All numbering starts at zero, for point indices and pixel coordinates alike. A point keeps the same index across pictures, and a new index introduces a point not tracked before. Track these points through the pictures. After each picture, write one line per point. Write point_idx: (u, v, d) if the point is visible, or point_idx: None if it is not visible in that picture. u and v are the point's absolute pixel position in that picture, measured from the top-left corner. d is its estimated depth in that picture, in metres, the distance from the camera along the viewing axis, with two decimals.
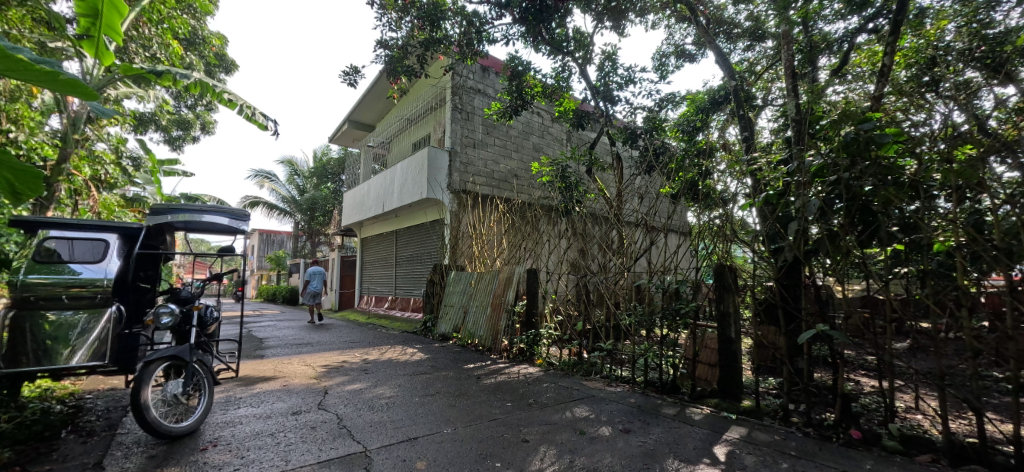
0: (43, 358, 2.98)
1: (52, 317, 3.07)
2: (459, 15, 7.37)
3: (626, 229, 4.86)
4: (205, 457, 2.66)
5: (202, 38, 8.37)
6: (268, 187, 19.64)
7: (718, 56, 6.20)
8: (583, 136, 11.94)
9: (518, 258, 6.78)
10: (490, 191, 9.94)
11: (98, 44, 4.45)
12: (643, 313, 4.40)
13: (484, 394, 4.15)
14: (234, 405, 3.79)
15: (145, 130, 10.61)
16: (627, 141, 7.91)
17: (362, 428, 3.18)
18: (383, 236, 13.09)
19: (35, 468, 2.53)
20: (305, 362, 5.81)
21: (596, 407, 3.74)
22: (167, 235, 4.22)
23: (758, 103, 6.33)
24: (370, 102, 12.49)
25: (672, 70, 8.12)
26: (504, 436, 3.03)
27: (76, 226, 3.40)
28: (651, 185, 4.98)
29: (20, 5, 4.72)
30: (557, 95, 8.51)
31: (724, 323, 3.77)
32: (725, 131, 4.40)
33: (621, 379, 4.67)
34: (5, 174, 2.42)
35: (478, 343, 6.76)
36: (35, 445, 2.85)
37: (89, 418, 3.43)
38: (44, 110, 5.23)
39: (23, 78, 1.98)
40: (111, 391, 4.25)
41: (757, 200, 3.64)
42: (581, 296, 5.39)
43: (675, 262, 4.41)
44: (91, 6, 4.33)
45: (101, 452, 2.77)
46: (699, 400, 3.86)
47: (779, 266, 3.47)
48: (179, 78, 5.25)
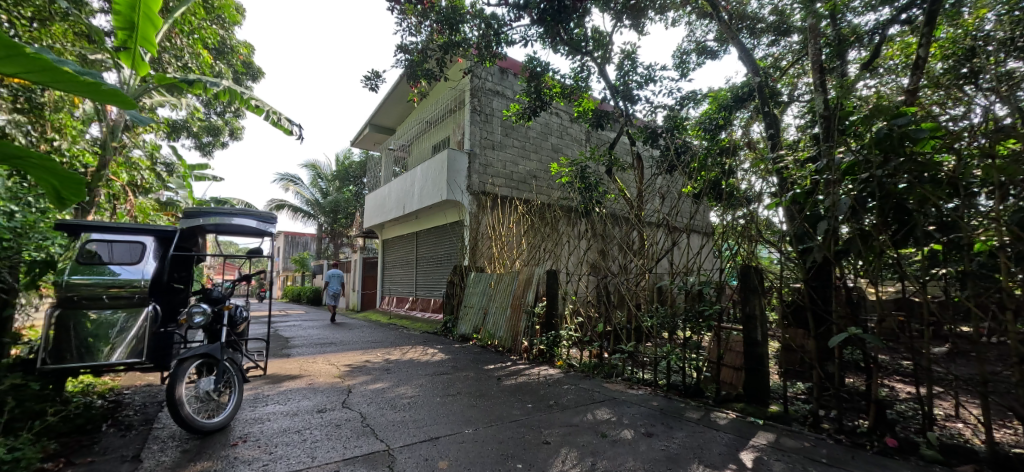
0: (85, 355, 3.12)
1: (93, 316, 3.21)
2: (478, 18, 7.42)
3: (647, 229, 4.79)
4: (236, 452, 2.75)
5: (230, 47, 8.67)
6: (293, 190, 20.15)
7: (741, 52, 6.06)
8: (602, 136, 11.84)
9: (537, 259, 6.78)
10: (510, 193, 9.96)
11: (134, 56, 4.67)
12: (666, 315, 4.33)
13: (505, 395, 4.16)
14: (263, 403, 3.90)
15: (178, 137, 11.04)
16: (647, 140, 7.82)
17: (385, 427, 3.23)
18: (404, 238, 13.26)
19: (79, 460, 2.66)
20: (329, 361, 5.94)
21: (617, 409, 3.71)
22: (199, 238, 4.38)
23: (783, 99, 6.17)
24: (391, 105, 12.69)
25: (694, 67, 7.99)
26: (526, 437, 3.02)
27: (115, 229, 3.56)
28: (673, 185, 4.90)
29: (62, 20, 4.98)
30: (576, 95, 8.44)
31: (750, 325, 3.68)
32: (749, 130, 4.31)
33: (643, 381, 4.61)
34: (53, 181, 2.51)
35: (498, 343, 6.77)
36: (78, 438, 2.99)
37: (128, 413, 3.58)
38: (86, 119, 5.52)
39: (66, 89, 2.02)
40: (147, 387, 4.44)
41: (784, 199, 3.53)
42: (602, 298, 5.35)
43: (698, 263, 4.32)
44: (128, 19, 4.54)
45: (139, 446, 2.89)
46: (724, 404, 3.78)
47: (808, 267, 3.38)
48: (210, 86, 5.46)
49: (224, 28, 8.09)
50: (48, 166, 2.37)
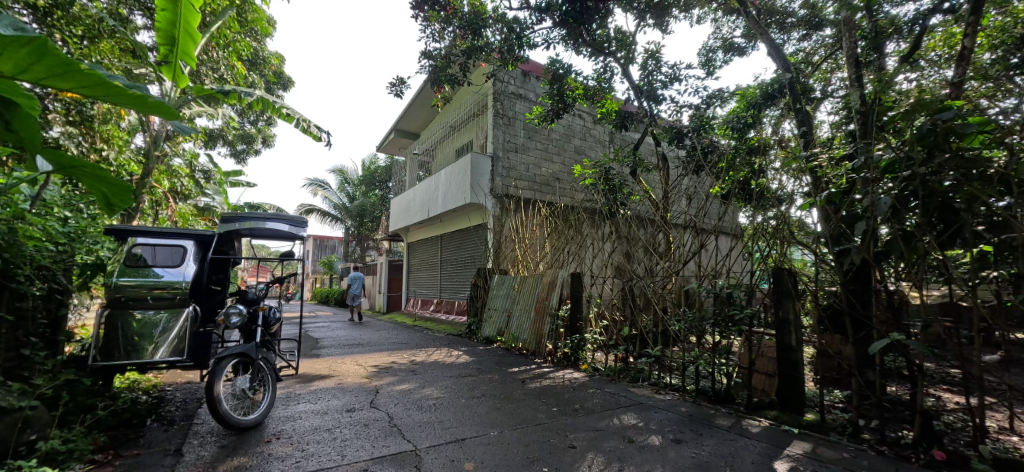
0: (132, 353, 3.29)
1: (138, 316, 3.38)
2: (500, 22, 7.47)
3: (674, 232, 4.71)
4: (270, 449, 2.84)
5: (263, 58, 9.01)
6: (321, 195, 20.73)
7: (771, 47, 5.89)
8: (626, 137, 11.71)
9: (561, 262, 6.75)
10: (533, 195, 9.97)
11: (175, 69, 4.91)
12: (693, 319, 4.23)
13: (529, 398, 4.16)
14: (295, 401, 4.02)
15: (215, 146, 11.54)
16: (672, 141, 7.68)
17: (412, 428, 3.27)
18: (428, 241, 13.43)
19: (126, 452, 2.80)
20: (357, 362, 6.06)
21: (644, 414, 3.64)
22: (234, 242, 4.56)
23: (816, 96, 5.96)
24: (415, 111, 12.90)
25: (720, 65, 7.81)
26: (551, 441, 3.01)
27: (157, 234, 3.74)
28: (700, 186, 4.80)
29: (111, 37, 5.33)
30: (599, 96, 8.37)
31: (783, 330, 3.55)
32: (780, 127, 4.19)
33: (671, 387, 4.51)
34: (102, 188, 2.66)
35: (522, 346, 6.76)
36: (125, 432, 3.16)
37: (170, 409, 3.75)
38: (132, 130, 5.84)
39: (117, 102, 2.13)
40: (187, 385, 4.64)
41: (819, 200, 3.41)
42: (627, 301, 5.28)
43: (727, 266, 4.21)
44: (169, 35, 4.78)
45: (180, 440, 3.02)
46: (756, 412, 3.66)
47: (845, 270, 3.25)
48: (244, 96, 5.68)
49: (257, 41, 8.41)
50: (99, 174, 2.51)
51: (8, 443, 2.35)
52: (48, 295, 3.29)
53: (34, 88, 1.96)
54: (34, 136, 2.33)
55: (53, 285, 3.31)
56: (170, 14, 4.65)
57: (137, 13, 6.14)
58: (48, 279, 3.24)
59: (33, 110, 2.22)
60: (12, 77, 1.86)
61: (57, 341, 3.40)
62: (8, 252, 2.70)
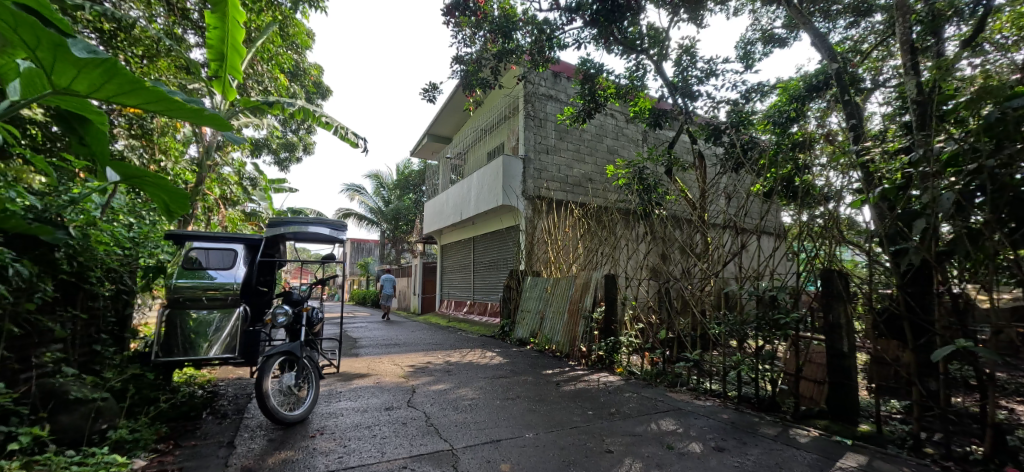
0: (189, 350, 3.50)
1: (194, 315, 3.60)
2: (531, 24, 7.46)
3: (712, 232, 4.56)
4: (314, 443, 2.95)
5: (303, 69, 9.43)
6: (358, 199, 21.41)
7: (815, 37, 5.61)
8: (660, 135, 11.45)
9: (595, 263, 6.68)
10: (564, 196, 9.92)
11: (224, 83, 5.21)
12: (734, 322, 4.07)
13: (564, 401, 4.13)
14: (337, 399, 4.16)
15: (260, 154, 12.18)
16: (709, 138, 7.43)
17: (448, 428, 3.32)
18: (461, 244, 13.62)
19: (185, 443, 2.99)
20: (394, 362, 6.21)
21: (684, 421, 3.53)
22: (280, 246, 4.78)
23: (866, 86, 5.61)
24: (447, 115, 13.11)
25: (760, 58, 7.50)
26: (587, 445, 2.97)
27: (211, 238, 3.97)
28: (740, 184, 4.63)
29: (167, 56, 5.72)
30: (632, 94, 8.22)
31: (833, 335, 3.36)
32: (827, 121, 3.98)
33: (712, 393, 4.36)
34: (162, 196, 2.84)
35: (556, 349, 6.73)
36: (184, 424, 3.37)
37: (223, 403, 3.98)
38: (187, 141, 6.24)
39: (176, 115, 2.20)
40: (238, 381, 4.90)
41: (871, 196, 3.23)
42: (664, 303, 5.16)
43: (770, 267, 4.02)
44: (219, 51, 5.08)
45: (232, 433, 3.19)
46: (804, 421, 3.47)
47: (903, 271, 3.05)
48: (287, 106, 5.96)
49: (298, 53, 8.80)
50: (161, 183, 2.68)
51: (83, 432, 2.56)
52: (116, 295, 3.56)
53: (102, 104, 2.07)
54: (104, 150, 2.52)
55: (120, 286, 3.55)
56: (220, 31, 4.92)
57: (190, 32, 6.57)
58: (115, 281, 3.47)
59: (103, 125, 2.40)
60: (85, 96, 1.99)
61: (124, 338, 3.68)
62: (82, 256, 2.87)
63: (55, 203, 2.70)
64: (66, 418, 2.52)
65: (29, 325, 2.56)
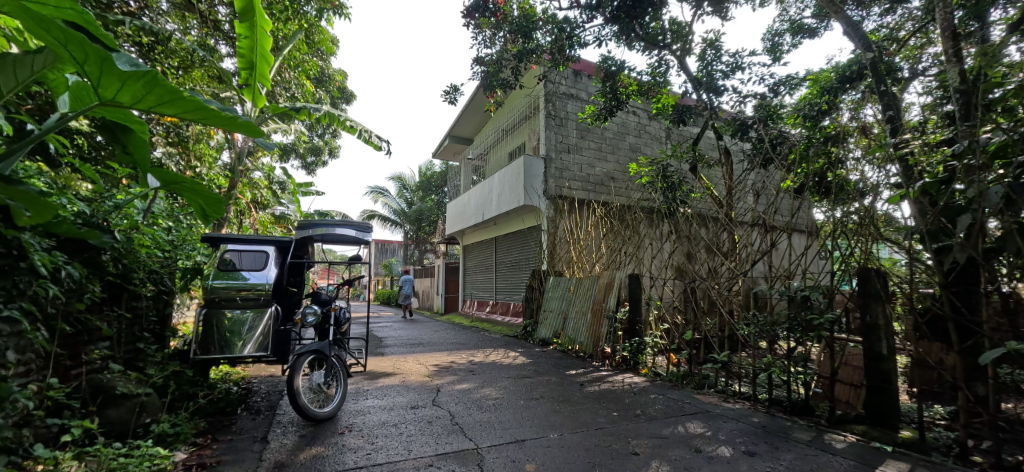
0: (224, 348, 3.63)
1: (229, 315, 3.74)
2: (550, 23, 7.43)
3: (740, 230, 4.44)
4: (344, 440, 3.03)
5: (328, 75, 9.67)
6: (382, 201, 21.80)
7: (848, 26, 5.40)
8: (684, 132, 11.23)
9: (619, 263, 6.60)
10: (586, 196, 9.85)
11: (254, 90, 5.38)
12: (764, 323, 3.95)
13: (588, 402, 4.10)
14: (364, 397, 4.25)
15: (288, 159, 12.56)
16: (736, 133, 7.23)
17: (472, 427, 3.35)
18: (483, 244, 13.69)
19: (221, 437, 3.11)
20: (418, 361, 6.29)
21: (712, 423, 3.46)
22: (309, 248, 4.92)
23: (903, 75, 5.36)
24: (469, 116, 13.19)
25: (788, 49, 7.26)
26: (613, 446, 2.95)
27: (244, 241, 4.11)
28: (769, 180, 4.49)
29: (201, 66, 5.96)
30: (654, 91, 8.08)
31: (871, 336, 3.22)
32: (861, 112, 3.82)
33: (741, 396, 4.24)
34: (198, 200, 2.91)
35: (579, 349, 6.68)
36: (221, 419, 3.50)
37: (256, 400, 4.11)
38: (220, 148, 6.49)
39: (213, 123, 2.23)
40: (270, 378, 5.06)
41: (911, 191, 3.08)
42: (690, 303, 5.06)
43: (802, 265, 3.89)
44: (249, 60, 5.25)
45: (265, 429, 3.30)
46: (840, 426, 3.34)
47: (946, 269, 2.90)
48: (313, 111, 6.12)
49: (323, 60, 9.04)
50: (197, 188, 2.77)
51: (129, 425, 2.70)
52: (157, 296, 3.73)
53: (143, 115, 2.14)
54: (145, 157, 2.64)
55: (161, 287, 3.72)
56: (250, 41, 5.10)
57: (222, 42, 6.82)
58: (157, 282, 3.64)
59: (144, 135, 2.51)
60: (128, 107, 2.07)
61: (164, 337, 3.85)
62: (126, 258, 3.02)
63: (101, 208, 2.84)
64: (114, 412, 2.67)
65: (80, 324, 2.71)
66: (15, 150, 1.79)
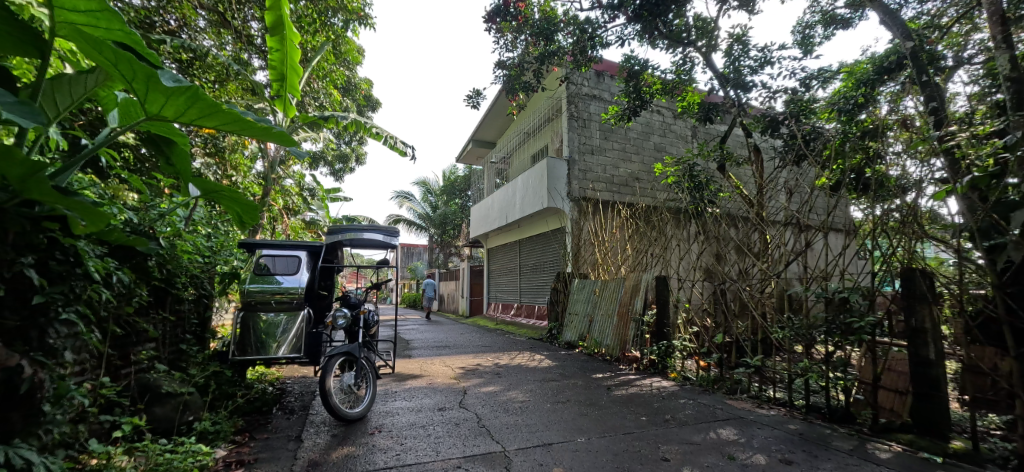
0: (261, 349, 3.77)
1: (264, 317, 3.89)
2: (572, 25, 7.38)
3: (771, 229, 4.30)
4: (374, 440, 3.09)
5: (355, 84, 9.93)
6: (407, 206, 22.17)
7: (885, 14, 5.25)
8: (710, 130, 10.98)
9: (645, 265, 6.50)
10: (611, 197, 9.74)
11: (285, 101, 5.58)
12: (800, 326, 3.78)
13: (615, 406, 4.04)
14: (393, 398, 4.33)
15: (318, 166, 12.96)
16: (766, 130, 7.01)
17: (499, 429, 3.36)
18: (507, 247, 13.73)
19: (258, 436, 3.23)
20: (445, 363, 6.36)
21: (746, 430, 3.35)
22: (338, 252, 5.05)
23: (947, 64, 5.08)
24: (491, 120, 13.27)
25: (820, 41, 7.00)
26: (642, 452, 2.89)
27: (278, 245, 4.26)
28: (802, 178, 4.34)
29: (236, 79, 6.23)
30: (679, 89, 7.94)
31: (917, 340, 3.06)
32: (901, 105, 3.64)
33: (776, 401, 4.08)
34: (236, 208, 3.00)
35: (605, 352, 6.60)
36: (258, 418, 3.64)
37: (291, 400, 4.25)
38: (253, 157, 6.75)
39: (249, 134, 2.28)
40: (302, 379, 5.21)
41: (958, 186, 2.90)
42: (719, 305, 4.93)
43: (839, 266, 3.72)
44: (280, 71, 5.44)
45: (299, 428, 3.40)
46: (885, 434, 3.18)
47: (1000, 269, 2.73)
48: (341, 119, 6.29)
49: (350, 69, 9.28)
50: (234, 196, 2.85)
51: (173, 422, 2.84)
52: (198, 300, 3.91)
53: (184, 127, 2.21)
54: (186, 168, 2.76)
55: (201, 291, 3.89)
56: (280, 54, 5.29)
57: (255, 56, 7.10)
58: (197, 286, 3.81)
59: (185, 147, 2.64)
60: (171, 120, 2.15)
61: (205, 338, 4.03)
62: (169, 264, 3.16)
63: (147, 217, 3.00)
64: (160, 410, 2.82)
65: (129, 326, 2.85)
66: (69, 165, 1.89)
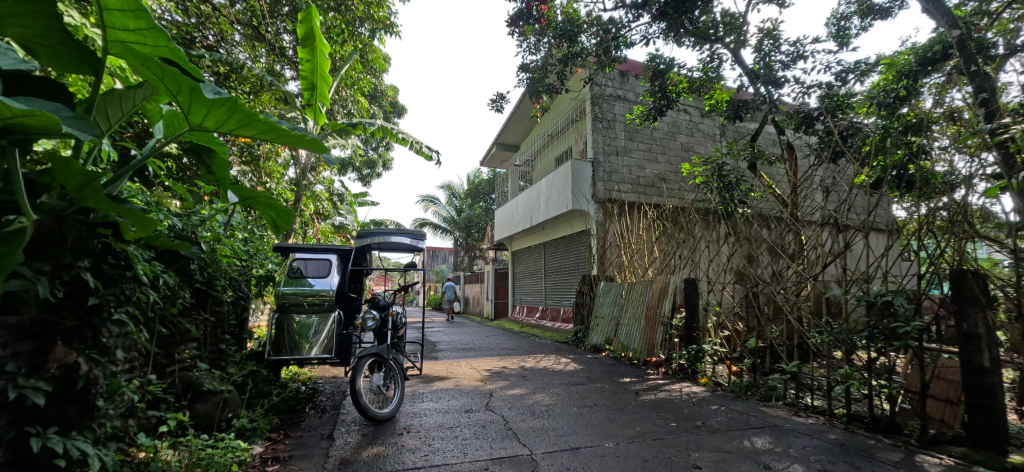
0: (294, 350, 3.89)
1: (297, 319, 4.03)
2: (596, 25, 7.33)
3: (807, 230, 4.13)
4: (403, 441, 3.14)
5: (381, 91, 10.18)
6: (432, 210, 22.48)
7: (928, 2, 5.05)
8: (739, 128, 10.69)
9: (673, 267, 6.37)
10: (637, 198, 9.61)
11: (316, 109, 5.76)
12: (840, 331, 3.61)
13: (644, 411, 3.97)
14: (420, 399, 4.39)
15: (346, 172, 13.32)
16: (800, 127, 6.76)
17: (526, 432, 3.35)
18: (532, 249, 13.72)
19: (293, 434, 3.35)
20: (471, 365, 6.41)
21: (782, 439, 3.23)
22: (367, 256, 5.17)
23: (998, 52, 4.79)
24: (514, 123, 13.31)
25: (857, 33, 6.71)
26: (672, 459, 2.83)
27: (310, 249, 4.39)
28: (840, 175, 4.15)
29: (269, 90, 6.50)
30: (706, 87, 7.77)
31: (970, 346, 2.87)
32: (947, 97, 3.45)
33: (814, 409, 3.91)
34: (271, 214, 3.09)
35: (632, 356, 6.49)
36: (292, 417, 3.75)
37: (323, 400, 4.37)
38: (286, 164, 7.00)
39: (285, 141, 2.35)
40: (334, 379, 5.36)
41: (1012, 182, 2.79)
42: (751, 308, 4.78)
43: (882, 267, 3.55)
44: (310, 81, 5.62)
45: (331, 427, 3.49)
46: (935, 447, 3.00)
47: None
48: (368, 126, 6.44)
49: (376, 77, 9.52)
50: (270, 202, 2.95)
51: (214, 419, 2.97)
52: (236, 302, 4.07)
53: (224, 137, 2.30)
54: (225, 176, 2.88)
55: (239, 293, 4.05)
56: (311, 64, 5.47)
57: (287, 67, 7.38)
58: (235, 289, 3.98)
59: (225, 155, 2.75)
60: (212, 130, 2.25)
61: (243, 339, 4.19)
62: (210, 267, 3.31)
63: (189, 222, 3.15)
64: (202, 407, 2.96)
65: (174, 326, 2.99)
66: (119, 175, 2.00)
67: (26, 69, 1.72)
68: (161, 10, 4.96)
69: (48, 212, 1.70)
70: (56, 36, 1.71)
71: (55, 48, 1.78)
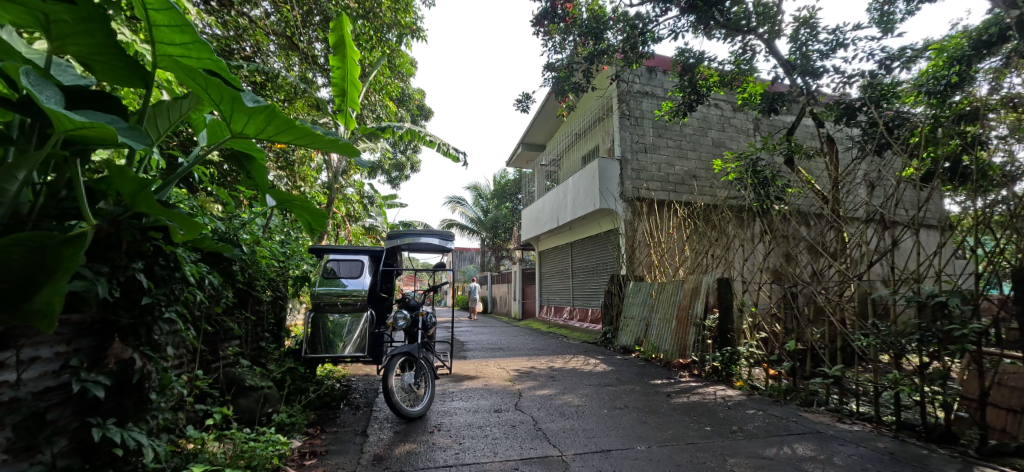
0: (329, 348, 4.00)
1: (331, 318, 4.17)
2: (622, 21, 7.21)
3: (850, 227, 3.94)
4: (434, 439, 3.18)
5: (408, 95, 10.36)
6: (459, 211, 22.71)
7: None
8: (774, 122, 10.29)
9: (705, 267, 6.20)
10: (666, 196, 9.40)
11: (346, 114, 5.92)
12: (888, 334, 3.42)
13: (676, 414, 3.88)
14: (450, 398, 4.45)
15: (376, 175, 13.64)
16: (841, 119, 6.44)
17: (556, 433, 3.34)
18: (559, 250, 13.65)
19: (329, 429, 3.46)
20: (500, 365, 6.44)
21: (826, 446, 3.08)
22: (397, 257, 5.26)
23: None
24: (541, 123, 13.27)
25: (903, 17, 6.34)
26: (707, 464, 2.76)
27: (343, 250, 4.53)
28: (886, 168, 3.93)
29: (301, 97, 6.71)
30: (739, 80, 7.52)
31: None
32: (1005, 82, 3.21)
33: (860, 415, 3.72)
34: (305, 216, 3.18)
35: (663, 357, 6.36)
36: (327, 413, 3.87)
37: (356, 397, 4.49)
38: (319, 168, 7.23)
39: (319, 145, 2.41)
40: (366, 377, 5.50)
41: None
42: (790, 310, 4.58)
43: (934, 266, 3.33)
44: (341, 87, 5.77)
45: (365, 423, 3.58)
46: (996, 458, 2.80)
47: None
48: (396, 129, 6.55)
49: (403, 81, 9.70)
50: (306, 205, 3.05)
51: (255, 414, 3.10)
52: (275, 301, 4.24)
53: (262, 143, 2.39)
54: (264, 181, 2.98)
55: (277, 293, 4.21)
56: (341, 71, 5.62)
57: (318, 75, 7.61)
58: (274, 289, 4.13)
59: (263, 161, 2.86)
60: (252, 137, 2.33)
61: (281, 337, 4.35)
62: (250, 268, 3.45)
63: (231, 226, 3.30)
64: (244, 401, 3.09)
65: (218, 325, 3.14)
66: (168, 181, 2.10)
67: (84, 84, 1.83)
68: (203, 25, 5.22)
69: (105, 217, 1.80)
70: (111, 52, 1.83)
71: (109, 64, 1.89)
